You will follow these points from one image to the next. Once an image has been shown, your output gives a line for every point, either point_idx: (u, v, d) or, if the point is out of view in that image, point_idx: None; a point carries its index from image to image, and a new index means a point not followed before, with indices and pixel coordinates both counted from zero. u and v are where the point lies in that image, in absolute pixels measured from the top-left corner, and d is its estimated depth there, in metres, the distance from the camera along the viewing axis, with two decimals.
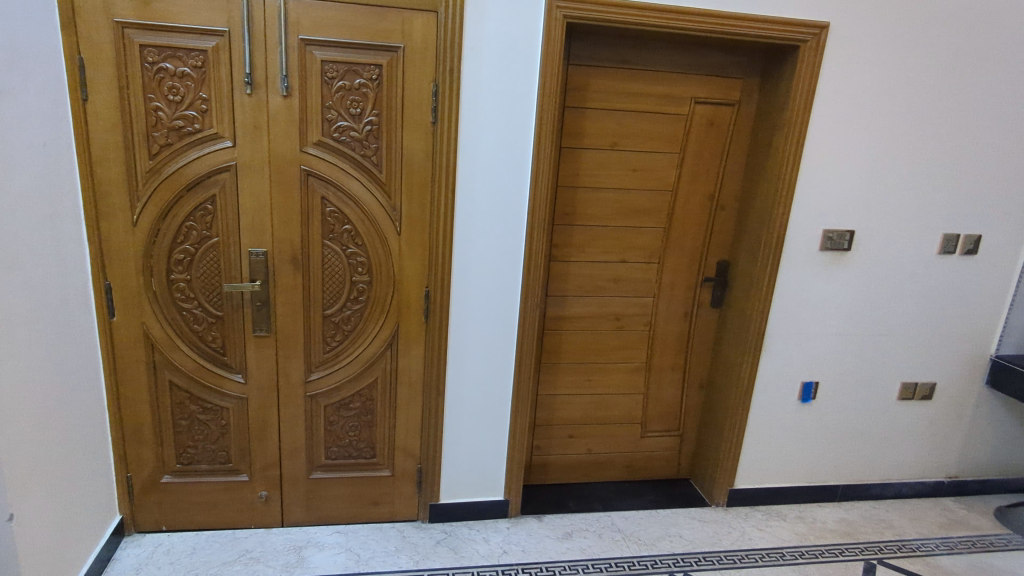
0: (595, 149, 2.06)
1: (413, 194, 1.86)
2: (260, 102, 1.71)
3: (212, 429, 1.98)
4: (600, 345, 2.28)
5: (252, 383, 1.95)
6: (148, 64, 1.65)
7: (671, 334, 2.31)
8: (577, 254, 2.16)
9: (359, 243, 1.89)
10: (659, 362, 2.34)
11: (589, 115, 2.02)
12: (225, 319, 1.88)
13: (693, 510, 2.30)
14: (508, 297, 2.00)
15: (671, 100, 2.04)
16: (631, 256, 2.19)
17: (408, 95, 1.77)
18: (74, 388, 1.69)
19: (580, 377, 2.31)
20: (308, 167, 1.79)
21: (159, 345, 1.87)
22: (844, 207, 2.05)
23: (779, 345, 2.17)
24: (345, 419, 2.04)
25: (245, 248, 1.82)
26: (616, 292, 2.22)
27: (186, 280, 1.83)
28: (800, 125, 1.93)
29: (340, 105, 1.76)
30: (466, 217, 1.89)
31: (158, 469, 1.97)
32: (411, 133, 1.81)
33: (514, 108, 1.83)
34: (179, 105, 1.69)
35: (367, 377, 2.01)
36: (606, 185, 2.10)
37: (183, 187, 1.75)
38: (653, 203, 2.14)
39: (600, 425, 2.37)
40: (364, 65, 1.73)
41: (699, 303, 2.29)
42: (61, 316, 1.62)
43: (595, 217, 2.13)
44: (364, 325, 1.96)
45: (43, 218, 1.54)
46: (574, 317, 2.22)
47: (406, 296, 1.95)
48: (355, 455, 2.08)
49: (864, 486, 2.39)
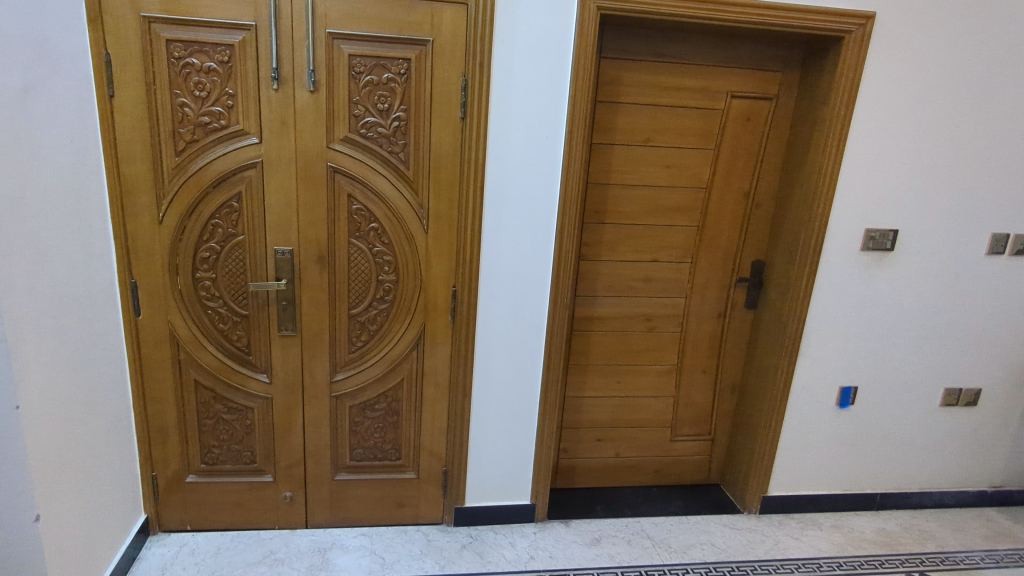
0: (627, 146, 2.00)
1: (441, 191, 1.82)
2: (286, 97, 1.68)
3: (237, 429, 1.96)
4: (630, 346, 2.22)
5: (276, 382, 1.92)
6: (174, 58, 1.62)
7: (703, 335, 2.25)
8: (608, 253, 2.10)
9: (385, 242, 1.85)
10: (691, 364, 2.28)
11: (622, 110, 1.96)
12: (251, 318, 1.85)
13: (725, 517, 2.23)
14: (537, 297, 1.94)
15: (706, 94, 1.98)
16: (663, 256, 2.13)
17: (436, 90, 1.73)
18: (99, 387, 1.68)
19: (609, 379, 2.25)
20: (334, 164, 1.75)
21: (184, 344, 1.85)
22: (887, 205, 1.97)
23: (816, 348, 2.09)
24: (371, 420, 2.01)
25: (271, 246, 1.80)
26: (647, 292, 2.16)
27: (211, 278, 1.81)
28: (842, 119, 1.86)
29: (368, 100, 1.72)
30: (494, 214, 1.84)
31: (183, 468, 1.96)
32: (439, 129, 1.76)
33: (546, 103, 1.77)
34: (205, 101, 1.67)
35: (393, 378, 1.98)
36: (638, 182, 2.04)
37: (209, 184, 1.72)
38: (686, 201, 2.08)
39: (628, 428, 2.32)
40: (392, 60, 1.69)
41: (732, 304, 2.22)
42: (87, 316, 1.61)
43: (626, 215, 2.07)
44: (390, 325, 1.93)
45: (69, 216, 1.52)
46: (603, 317, 2.17)
47: (434, 296, 1.91)
48: (381, 457, 2.05)
49: (903, 495, 2.30)
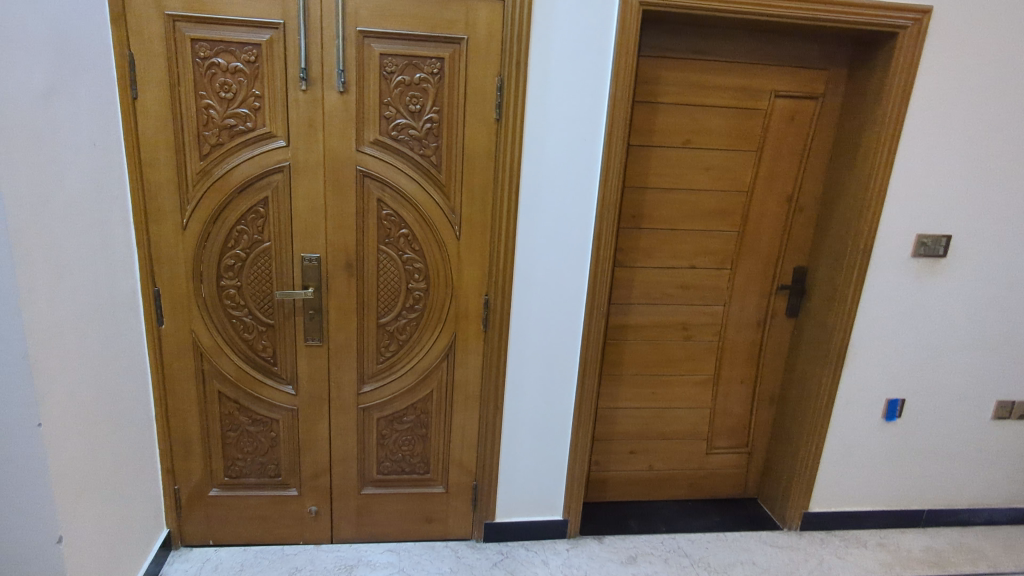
0: (665, 147, 1.92)
1: (473, 196, 1.75)
2: (315, 99, 1.62)
3: (261, 441, 1.89)
4: (665, 355, 2.14)
5: (302, 394, 1.86)
6: (199, 58, 1.56)
7: (742, 344, 2.16)
8: (644, 259, 2.02)
9: (416, 248, 1.78)
10: (728, 374, 2.19)
11: (661, 110, 1.88)
12: (277, 328, 1.79)
13: (765, 534, 2.15)
14: (572, 306, 1.87)
15: (749, 93, 1.89)
16: (701, 262, 2.04)
17: (469, 91, 1.66)
18: (122, 401, 1.62)
19: (644, 390, 2.17)
20: (364, 168, 1.69)
21: (208, 354, 1.79)
22: (940, 210, 1.88)
23: (862, 359, 2.00)
24: (399, 433, 1.94)
25: (298, 253, 1.73)
26: (684, 300, 2.08)
27: (236, 286, 1.74)
28: (895, 120, 1.76)
29: (399, 101, 1.65)
30: (529, 220, 1.77)
31: (205, 482, 1.90)
32: (473, 131, 1.69)
33: (584, 103, 1.69)
34: (231, 103, 1.60)
35: (423, 389, 1.91)
36: (676, 185, 1.96)
37: (235, 189, 1.66)
38: (726, 205, 1.99)
39: (663, 440, 2.24)
40: (424, 59, 1.62)
41: (773, 311, 2.13)
42: (110, 327, 1.55)
43: (664, 220, 1.98)
44: (420, 335, 1.86)
45: (92, 224, 1.46)
46: (638, 326, 2.09)
47: (465, 304, 1.84)
48: (408, 470, 1.98)
49: (951, 511, 2.21)
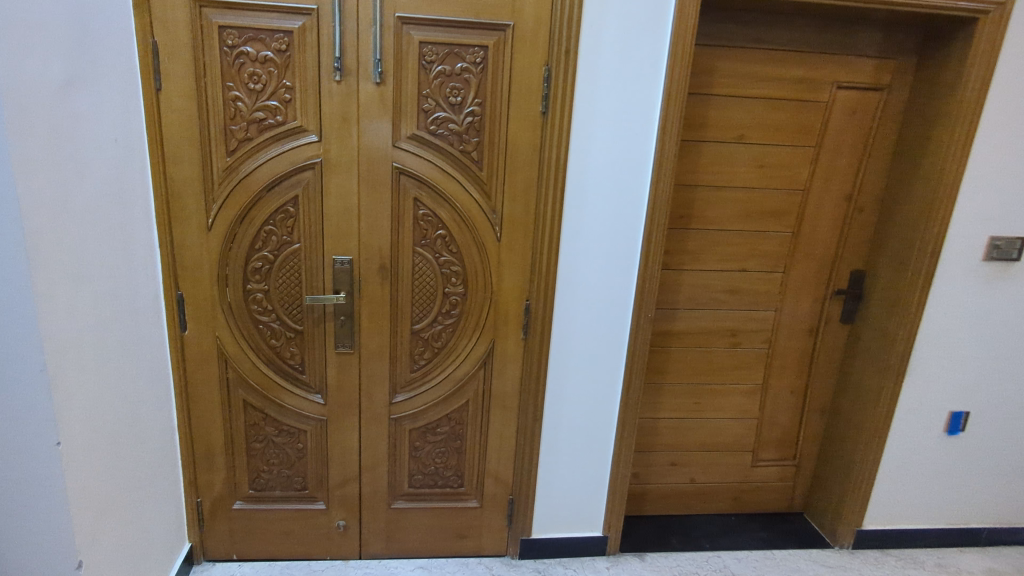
0: (718, 143, 1.80)
1: (516, 195, 1.64)
2: (349, 91, 1.51)
3: (288, 453, 1.80)
4: (711, 363, 2.02)
5: (332, 403, 1.75)
6: (226, 47, 1.46)
7: (792, 351, 2.04)
8: (692, 262, 1.90)
9: (453, 250, 1.67)
10: (777, 384, 2.07)
11: (714, 103, 1.76)
12: (306, 334, 1.69)
13: (815, 553, 2.03)
14: (619, 312, 1.75)
15: (809, 84, 1.77)
16: (752, 265, 1.92)
17: (514, 83, 1.55)
18: (144, 411, 1.52)
19: (688, 400, 2.06)
20: (400, 165, 1.58)
21: (233, 361, 1.69)
22: (1015, 211, 1.75)
23: (926, 369, 1.87)
24: (432, 444, 1.84)
25: (329, 256, 1.63)
26: (733, 305, 1.96)
27: (263, 290, 1.64)
28: (972, 112, 1.63)
29: (439, 93, 1.54)
30: (574, 221, 1.65)
31: (229, 494, 1.80)
32: (517, 126, 1.58)
33: (636, 96, 1.57)
34: (260, 95, 1.50)
35: (458, 399, 1.80)
36: (729, 184, 1.84)
37: (263, 187, 1.56)
38: (781, 205, 1.87)
39: (706, 452, 2.12)
40: (467, 47, 1.51)
41: (827, 318, 2.01)
42: (132, 335, 1.45)
43: (714, 220, 1.87)
44: (456, 342, 1.75)
45: (114, 225, 1.36)
46: (683, 332, 1.98)
47: (505, 310, 1.73)
48: (442, 484, 1.88)
49: (1013, 530, 2.08)
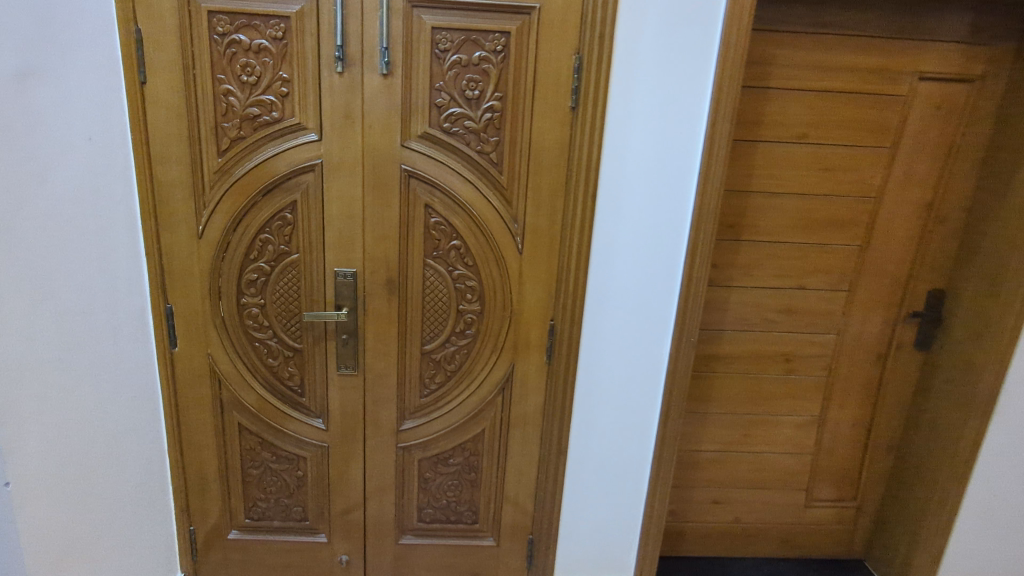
0: (775, 143, 1.57)
1: (540, 202, 1.44)
2: (353, 83, 1.34)
3: (287, 481, 1.64)
4: (761, 392, 1.79)
5: (334, 429, 1.59)
6: (216, 35, 1.30)
7: (856, 380, 1.79)
8: (741, 278, 1.67)
9: (468, 263, 1.48)
10: (837, 416, 1.83)
11: (771, 97, 1.53)
12: (305, 353, 1.52)
13: None
14: (656, 336, 1.54)
15: (885, 76, 1.54)
16: (811, 282, 1.69)
17: (540, 74, 1.35)
18: (118, 436, 1.40)
19: (733, 431, 1.83)
20: (409, 166, 1.40)
21: (227, 380, 1.54)
22: None
23: (1019, 407, 1.60)
24: (444, 476, 1.66)
25: (330, 267, 1.46)
26: (787, 327, 1.73)
27: (259, 304, 1.49)
28: None
29: (453, 86, 1.36)
30: (606, 232, 1.45)
31: (224, 523, 1.66)
32: (543, 123, 1.38)
33: (681, 89, 1.36)
34: (254, 88, 1.34)
35: (473, 428, 1.62)
36: (786, 189, 1.61)
37: (259, 191, 1.40)
38: (846, 214, 1.64)
39: (753, 490, 1.89)
40: (486, 34, 1.33)
41: (897, 343, 1.75)
42: (104, 353, 1.33)
43: (768, 231, 1.64)
44: (472, 365, 1.56)
45: (80, 233, 1.23)
46: (730, 356, 1.75)
47: (526, 330, 1.54)
48: (454, 519, 1.70)
49: None
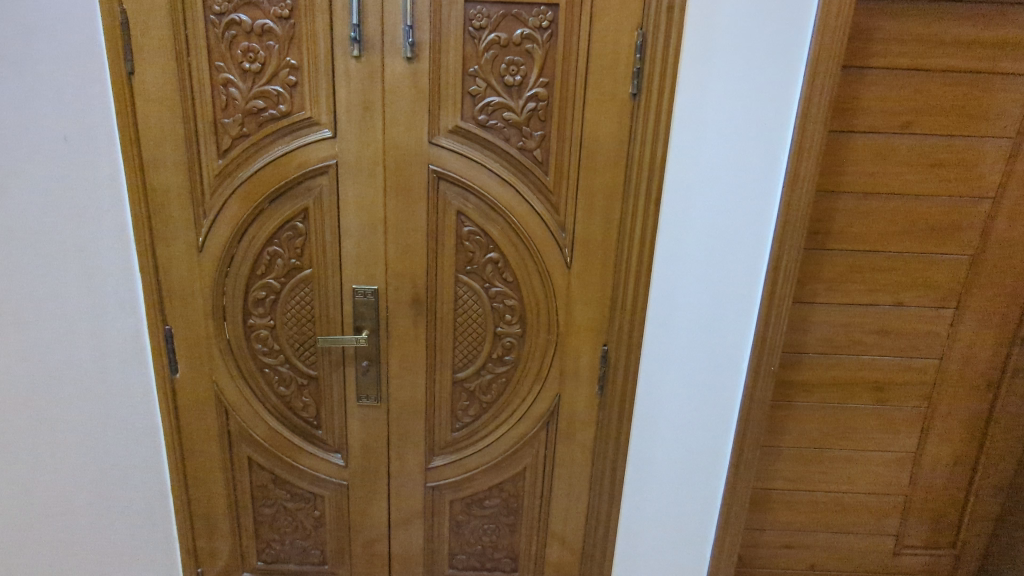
0: (872, 135, 1.32)
1: (593, 208, 1.22)
2: (373, 70, 1.13)
3: (303, 521, 1.45)
4: (847, 424, 1.54)
5: (355, 465, 1.40)
6: (213, 15, 1.11)
7: (960, 411, 1.53)
8: (826, 293, 1.43)
9: (507, 279, 1.27)
10: (935, 452, 1.57)
11: (871, 79, 1.28)
12: (321, 381, 1.33)
13: None
14: (729, 365, 1.30)
15: (1013, 50, 1.26)
16: (910, 298, 1.43)
17: (594, 55, 1.13)
18: (67, 448, 1.31)
19: (812, 468, 1.58)
20: (439, 167, 1.19)
21: (235, 411, 1.36)
22: None
23: None
24: (479, 519, 1.45)
25: (349, 285, 1.26)
26: (880, 350, 1.47)
27: (269, 326, 1.30)
28: None
29: (490, 71, 1.14)
30: (672, 244, 1.21)
31: (234, 566, 1.48)
32: (597, 114, 1.16)
33: (768, 71, 1.12)
34: (258, 77, 1.14)
35: (512, 466, 1.41)
36: (883, 189, 1.35)
37: (265, 197, 1.21)
38: (955, 217, 1.37)
39: (833, 535, 1.64)
40: (529, 7, 1.11)
41: (1013, 369, 1.49)
42: (59, 360, 1.26)
43: (859, 238, 1.39)
44: (511, 395, 1.35)
45: (19, 231, 1.17)
46: (810, 383, 1.50)
47: (574, 356, 1.32)
48: (491, 567, 1.49)
49: None
